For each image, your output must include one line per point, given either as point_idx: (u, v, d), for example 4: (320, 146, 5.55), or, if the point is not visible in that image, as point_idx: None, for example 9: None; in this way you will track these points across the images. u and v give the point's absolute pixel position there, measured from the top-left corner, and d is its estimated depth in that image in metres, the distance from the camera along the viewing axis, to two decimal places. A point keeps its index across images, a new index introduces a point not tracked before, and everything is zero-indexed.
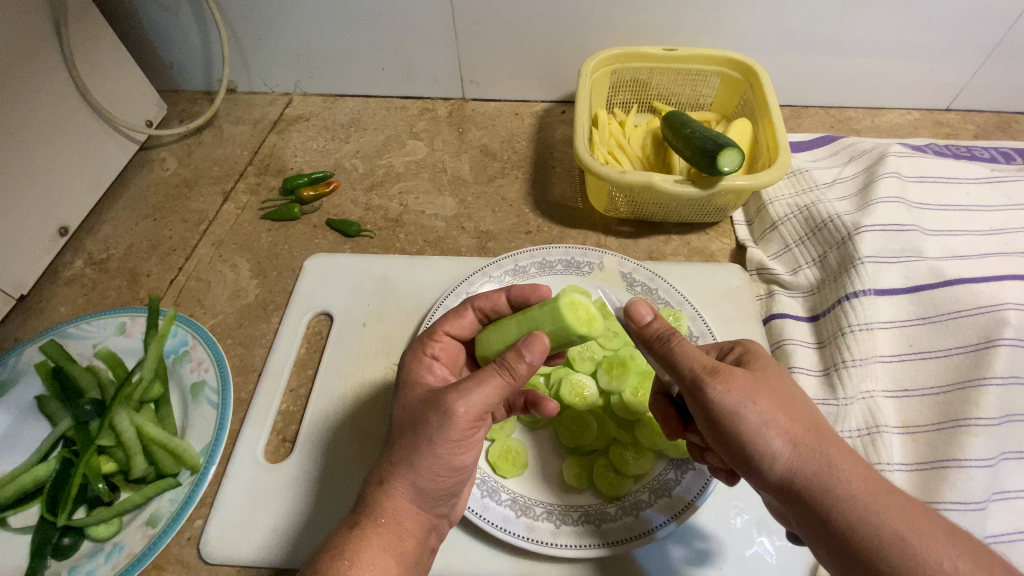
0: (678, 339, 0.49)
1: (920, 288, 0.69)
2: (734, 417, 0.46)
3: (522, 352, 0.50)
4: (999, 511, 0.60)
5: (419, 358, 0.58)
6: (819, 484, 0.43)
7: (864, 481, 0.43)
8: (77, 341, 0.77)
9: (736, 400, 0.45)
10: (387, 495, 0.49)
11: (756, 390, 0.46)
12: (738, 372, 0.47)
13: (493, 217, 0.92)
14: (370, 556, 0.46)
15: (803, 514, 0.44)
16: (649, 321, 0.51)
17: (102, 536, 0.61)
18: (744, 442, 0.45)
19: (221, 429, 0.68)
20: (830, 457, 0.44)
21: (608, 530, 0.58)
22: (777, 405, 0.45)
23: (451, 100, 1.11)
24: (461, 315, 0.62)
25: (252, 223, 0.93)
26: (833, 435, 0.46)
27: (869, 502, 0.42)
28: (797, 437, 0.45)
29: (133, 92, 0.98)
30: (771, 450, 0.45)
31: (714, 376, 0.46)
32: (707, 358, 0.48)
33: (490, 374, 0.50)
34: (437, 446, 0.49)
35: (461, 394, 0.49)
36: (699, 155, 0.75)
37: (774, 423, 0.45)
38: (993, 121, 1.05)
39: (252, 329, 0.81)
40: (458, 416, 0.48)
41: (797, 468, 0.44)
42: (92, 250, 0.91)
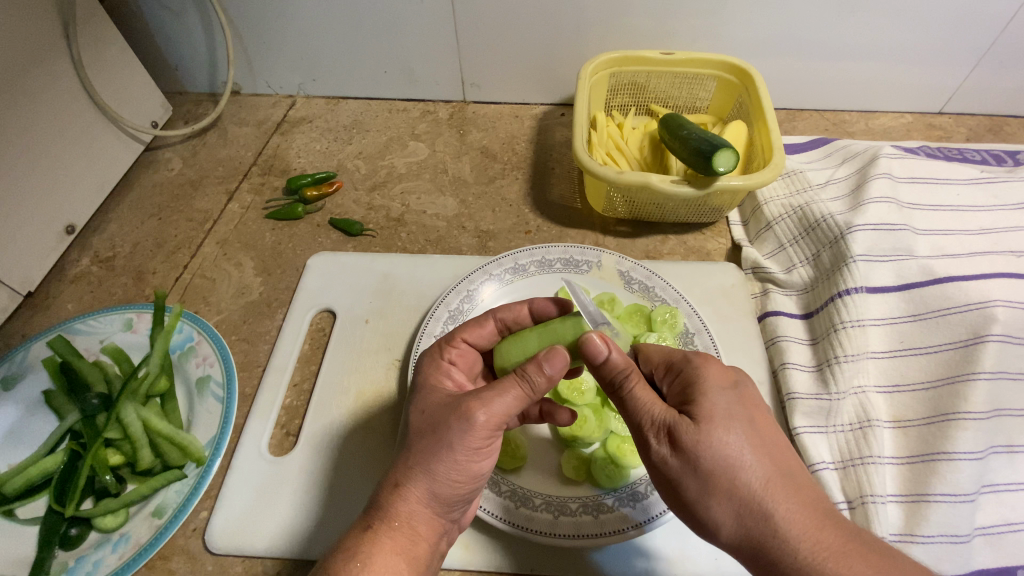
0: (634, 383, 0.50)
1: (910, 286, 0.70)
2: (681, 485, 0.48)
3: (544, 364, 0.51)
4: (988, 503, 0.61)
5: (438, 363, 0.59)
6: (766, 552, 0.45)
7: (812, 547, 0.43)
8: (84, 337, 0.78)
9: (679, 468, 0.48)
10: (402, 499, 0.50)
11: (698, 456, 0.47)
12: (679, 435, 0.47)
13: (493, 217, 0.94)
14: (382, 559, 0.47)
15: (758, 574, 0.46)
16: (605, 357, 0.51)
17: (110, 526, 0.62)
18: (693, 509, 0.48)
19: (226, 422, 0.69)
20: (776, 524, 0.44)
21: (607, 520, 0.59)
22: (720, 472, 0.46)
23: (452, 102, 1.13)
24: (482, 325, 0.62)
25: (256, 222, 0.95)
26: (783, 493, 0.45)
27: (816, 571, 0.43)
28: (742, 504, 0.46)
29: (140, 94, 1.00)
30: (717, 519, 0.47)
31: (661, 438, 0.49)
32: (655, 407, 0.49)
33: (511, 384, 0.51)
34: (457, 453, 0.50)
35: (482, 402, 0.50)
36: (695, 156, 0.77)
37: (717, 492, 0.46)
38: (985, 124, 1.07)
39: (256, 325, 0.82)
40: (479, 424, 0.50)
41: (745, 534, 0.46)
42: (99, 248, 0.93)
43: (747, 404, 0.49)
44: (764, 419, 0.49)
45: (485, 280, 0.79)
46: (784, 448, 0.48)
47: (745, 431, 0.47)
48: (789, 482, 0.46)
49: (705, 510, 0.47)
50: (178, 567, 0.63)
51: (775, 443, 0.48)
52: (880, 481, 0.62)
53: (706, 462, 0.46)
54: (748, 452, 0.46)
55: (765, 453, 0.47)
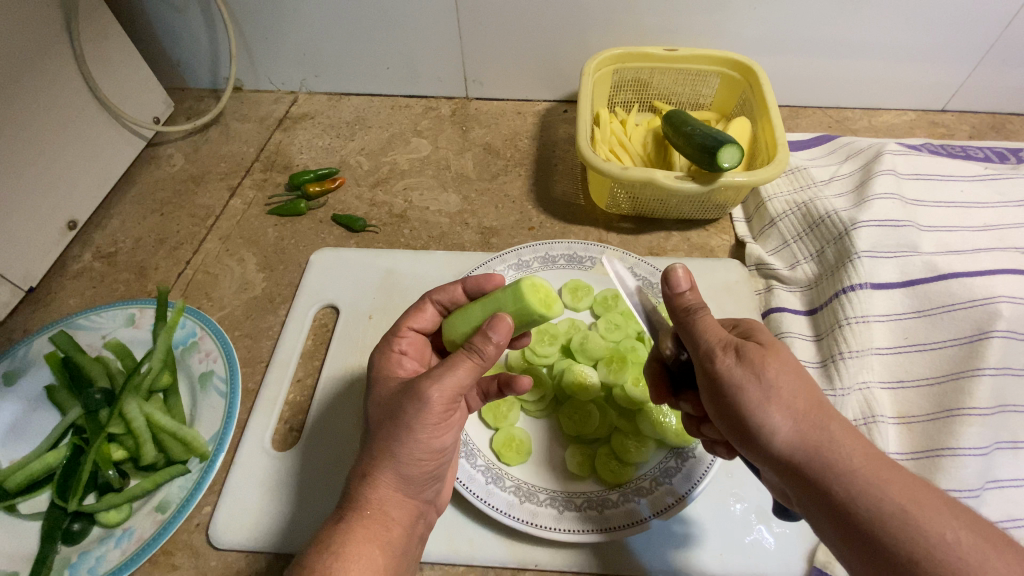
0: (705, 313, 0.50)
1: (914, 282, 0.70)
2: (740, 390, 0.46)
3: (489, 334, 0.50)
4: (993, 499, 0.61)
5: (387, 354, 0.59)
6: (819, 459, 0.42)
7: (866, 456, 0.42)
8: (87, 333, 0.78)
9: (743, 374, 0.46)
10: (370, 487, 0.50)
11: (764, 364, 0.46)
12: (752, 348, 0.47)
13: (496, 213, 0.94)
14: (355, 548, 0.46)
15: (801, 488, 0.44)
16: (683, 291, 0.52)
17: (113, 521, 0.62)
18: (747, 415, 0.45)
19: (230, 417, 0.69)
20: (832, 434, 0.43)
21: (612, 515, 0.59)
22: (784, 380, 0.45)
23: (454, 99, 1.13)
24: (423, 309, 0.63)
25: (258, 218, 0.95)
26: (838, 410, 0.45)
27: (871, 478, 0.41)
28: (800, 412, 0.44)
29: (142, 90, 1.00)
30: (773, 425, 0.44)
31: (727, 351, 0.47)
32: (726, 334, 0.49)
33: (459, 358, 0.50)
34: (417, 431, 0.49)
35: (432, 379, 0.49)
36: (700, 152, 0.77)
37: (777, 398, 0.44)
38: (988, 122, 1.07)
39: (259, 321, 0.82)
40: (433, 400, 0.49)
41: (800, 443, 0.44)
42: (101, 244, 0.93)
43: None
44: None
45: (463, 276, 0.79)
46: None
47: (807, 359, 0.48)
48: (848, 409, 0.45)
49: (761, 415, 0.45)
50: (182, 562, 0.63)
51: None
52: None
53: (771, 369, 0.45)
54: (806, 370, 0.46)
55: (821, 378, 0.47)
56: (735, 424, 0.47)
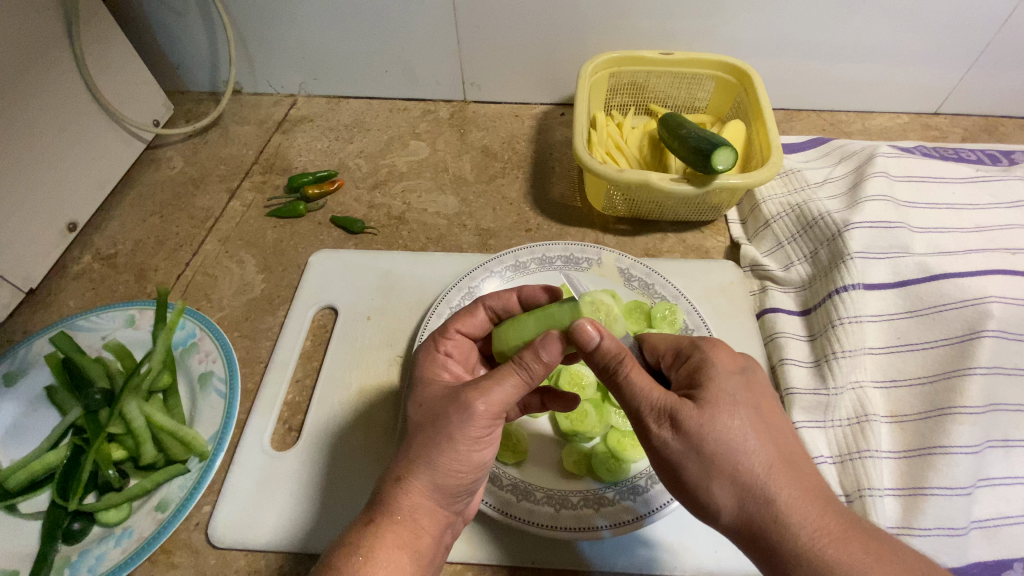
0: (628, 369, 0.50)
1: (907, 284, 0.71)
2: (683, 469, 0.48)
3: (540, 351, 0.51)
4: (985, 497, 0.62)
5: (432, 355, 0.60)
6: (764, 537, 0.45)
7: (805, 522, 0.45)
8: (86, 334, 0.78)
9: (680, 451, 0.48)
10: (404, 492, 0.50)
11: (702, 439, 0.47)
12: (679, 419, 0.48)
13: (493, 215, 0.95)
14: (384, 554, 0.47)
15: (755, 558, 0.47)
16: (597, 343, 0.51)
17: (112, 520, 0.63)
18: (694, 492, 0.48)
19: (229, 417, 0.70)
20: (778, 510, 0.45)
21: (607, 513, 0.60)
22: (721, 453, 0.46)
23: (452, 102, 1.14)
24: (473, 313, 0.63)
25: (258, 220, 0.95)
26: (785, 478, 0.46)
27: (814, 557, 0.43)
28: (745, 488, 0.46)
29: (142, 93, 1.01)
30: (719, 502, 0.47)
31: (658, 420, 0.49)
32: (654, 393, 0.50)
33: (508, 373, 0.52)
34: (458, 442, 0.50)
35: (480, 392, 0.51)
36: (695, 154, 0.77)
37: (720, 476, 0.47)
38: (980, 124, 1.08)
39: (258, 322, 0.82)
40: (478, 413, 0.50)
41: (745, 519, 0.46)
42: (101, 246, 0.93)
43: (754, 392, 0.50)
44: (770, 406, 0.50)
45: (461, 276, 0.80)
46: (788, 434, 0.49)
47: (748, 413, 0.48)
48: (791, 466, 0.47)
49: (708, 493, 0.47)
50: (181, 560, 0.63)
51: (778, 429, 0.48)
52: (876, 475, 0.62)
53: (707, 447, 0.47)
54: (752, 436, 0.47)
55: (768, 437, 0.47)
56: (685, 495, 0.50)
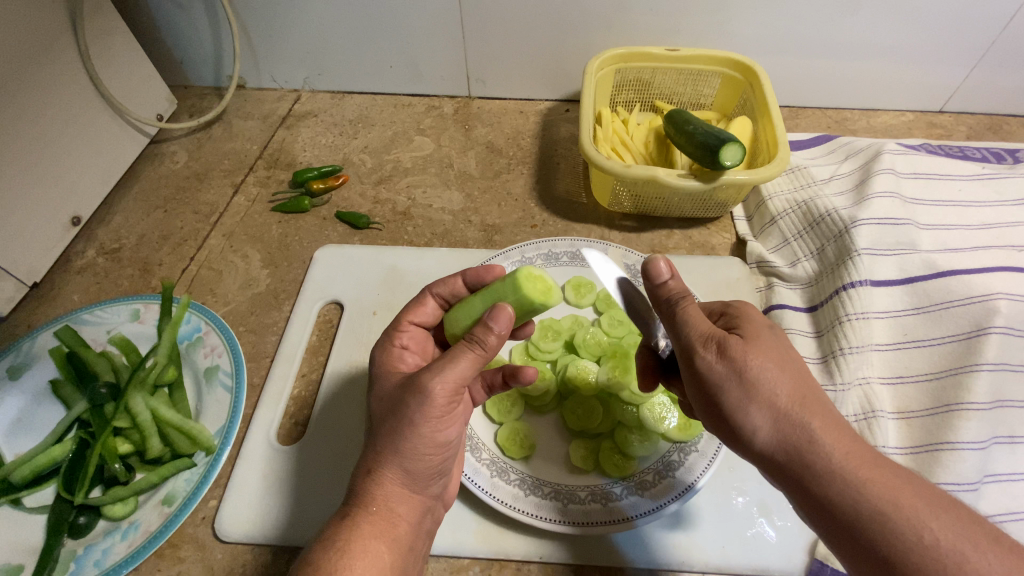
0: (688, 304, 0.51)
1: (914, 280, 0.71)
2: (723, 391, 0.48)
3: (489, 324, 0.51)
4: (991, 492, 0.62)
5: (389, 349, 0.60)
6: (802, 461, 0.45)
7: (843, 448, 0.44)
8: (91, 327, 0.78)
9: (723, 373, 0.48)
10: (376, 483, 0.50)
11: (741, 363, 0.47)
12: (725, 343, 0.48)
13: (499, 211, 0.94)
14: (360, 544, 0.47)
15: (790, 488, 0.46)
16: (666, 280, 0.52)
17: (119, 514, 0.62)
18: (730, 418, 0.48)
19: (235, 412, 0.69)
20: (814, 434, 0.45)
21: (616, 508, 0.60)
22: (762, 373, 0.47)
23: (457, 97, 1.14)
24: (423, 303, 0.64)
25: (262, 215, 0.95)
26: (818, 404, 0.46)
27: (849, 479, 0.43)
28: (783, 412, 0.46)
29: (144, 86, 1.00)
30: (757, 426, 0.47)
31: (706, 346, 0.49)
32: (705, 325, 0.50)
33: (461, 351, 0.51)
34: (420, 425, 0.49)
35: (434, 371, 0.50)
36: (702, 150, 0.77)
37: (758, 397, 0.46)
38: (985, 122, 1.09)
39: (263, 317, 0.82)
40: (435, 393, 0.49)
41: (782, 444, 0.46)
42: (104, 240, 0.93)
43: (790, 333, 0.51)
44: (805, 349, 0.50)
45: None
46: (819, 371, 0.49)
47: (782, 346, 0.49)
48: (826, 399, 0.47)
49: (745, 416, 0.47)
50: (188, 554, 0.63)
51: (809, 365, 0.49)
52: None
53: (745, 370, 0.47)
54: (790, 363, 0.48)
55: (802, 369, 0.48)
56: (723, 423, 0.49)
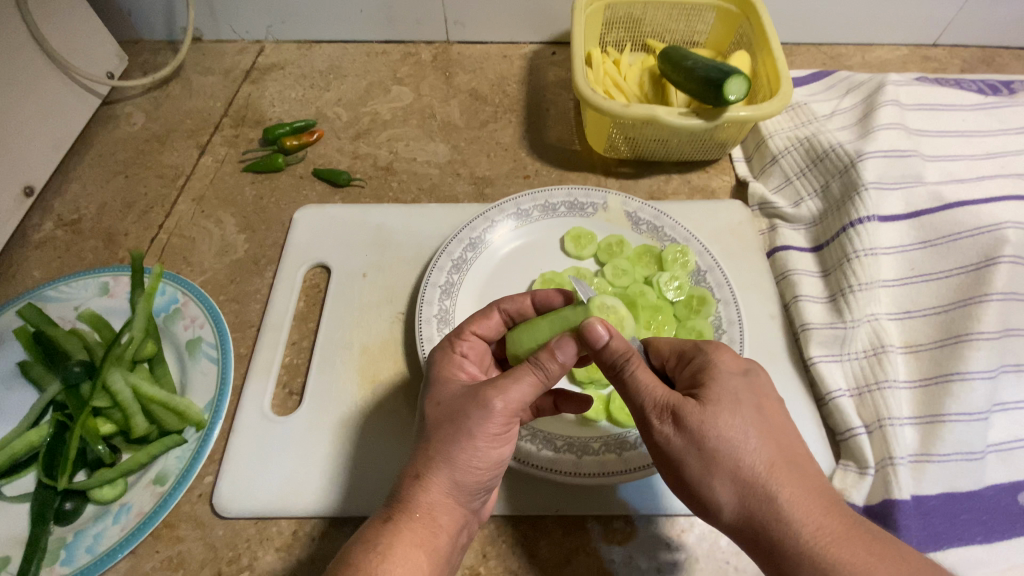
0: (635, 367, 0.48)
1: (920, 214, 0.70)
2: (684, 465, 0.47)
3: (556, 351, 0.49)
4: (999, 421, 0.62)
5: (449, 355, 0.55)
6: (767, 536, 0.44)
7: (810, 522, 0.43)
8: (57, 305, 0.72)
9: (682, 446, 0.46)
10: (423, 489, 0.48)
11: (703, 437, 0.46)
12: (682, 415, 0.46)
13: (488, 162, 0.89)
14: (402, 553, 0.44)
15: (757, 560, 0.45)
16: (605, 342, 0.49)
17: (108, 498, 0.59)
18: (694, 489, 0.47)
19: (224, 383, 0.65)
20: (779, 508, 0.43)
21: (630, 457, 0.58)
22: (722, 449, 0.45)
23: (435, 43, 1.06)
24: (489, 315, 0.59)
25: (233, 176, 0.88)
26: (788, 476, 0.44)
27: (817, 559, 0.41)
28: (747, 486, 0.44)
29: (91, 40, 0.91)
30: (720, 500, 0.45)
31: (662, 417, 0.47)
32: (657, 390, 0.48)
33: (525, 371, 0.49)
34: (477, 438, 0.48)
35: (498, 389, 0.49)
36: (704, 85, 0.73)
37: (720, 472, 0.45)
38: (977, 55, 1.06)
39: (245, 284, 0.77)
40: (495, 411, 0.48)
41: (746, 517, 0.45)
42: (62, 211, 0.85)
43: (757, 391, 0.48)
44: (775, 408, 0.48)
45: (461, 226, 0.75)
46: (792, 435, 0.47)
47: (747, 410, 0.47)
48: (795, 468, 0.45)
49: (708, 490, 0.46)
50: (187, 533, 0.60)
51: (781, 427, 0.47)
52: (896, 405, 0.61)
53: (707, 443, 0.45)
54: (754, 432, 0.45)
55: (770, 439, 0.46)
56: (687, 493, 0.48)
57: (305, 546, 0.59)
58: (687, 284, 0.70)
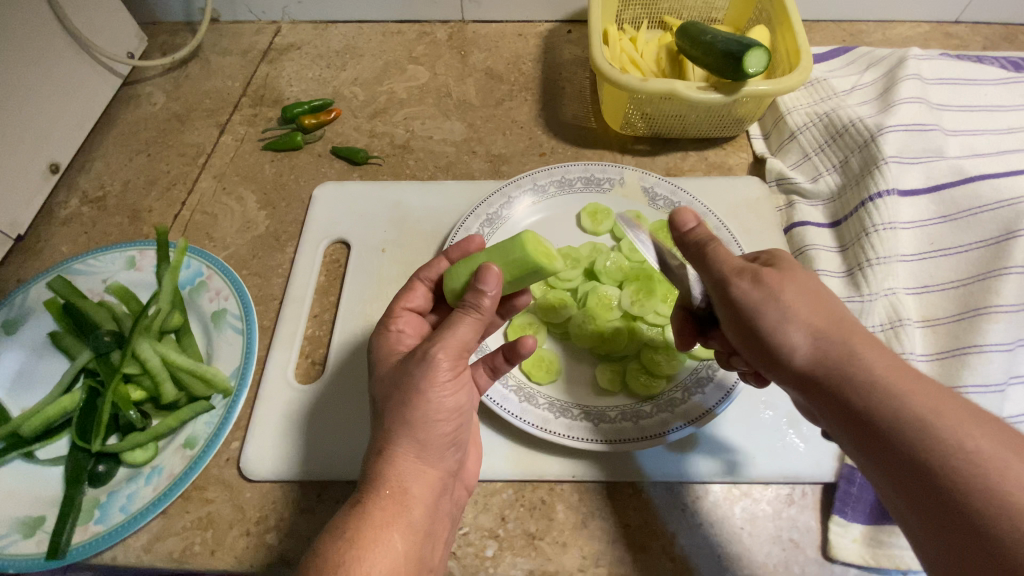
0: (716, 243, 0.49)
1: (940, 188, 0.70)
2: (756, 314, 0.46)
3: (479, 288, 0.50)
4: (1018, 394, 0.61)
5: (384, 334, 0.57)
6: (840, 380, 0.42)
7: (888, 367, 0.41)
8: (86, 278, 0.74)
9: (759, 297, 0.45)
10: (388, 462, 0.48)
11: (781, 288, 0.45)
12: (760, 273, 0.46)
13: (504, 140, 0.90)
14: (372, 534, 0.44)
15: (828, 412, 0.43)
16: (693, 227, 0.51)
17: (140, 460, 0.61)
18: (764, 338, 0.46)
19: (250, 352, 0.67)
20: (854, 352, 0.42)
21: (647, 425, 0.59)
22: (798, 298, 0.45)
23: (450, 22, 1.06)
24: (412, 289, 0.61)
25: (253, 154, 0.89)
26: (860, 328, 0.43)
27: (893, 397, 0.40)
28: (822, 331, 0.44)
29: (112, 21, 0.92)
30: (793, 346, 0.44)
31: (741, 275, 0.47)
32: (735, 259, 0.48)
33: (457, 317, 0.50)
34: (426, 391, 0.49)
35: (436, 339, 0.49)
36: (723, 59, 0.72)
37: (796, 318, 0.44)
38: (1001, 32, 1.04)
39: (266, 259, 0.78)
40: (439, 359, 0.49)
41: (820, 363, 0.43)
42: (87, 188, 0.87)
43: None
44: None
45: (478, 203, 0.76)
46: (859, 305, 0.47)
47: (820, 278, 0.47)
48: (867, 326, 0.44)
49: (781, 336, 0.45)
50: (216, 495, 0.62)
51: None
52: None
53: (789, 292, 0.45)
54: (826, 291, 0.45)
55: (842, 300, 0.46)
56: (756, 346, 0.47)
57: (329, 508, 0.60)
58: None
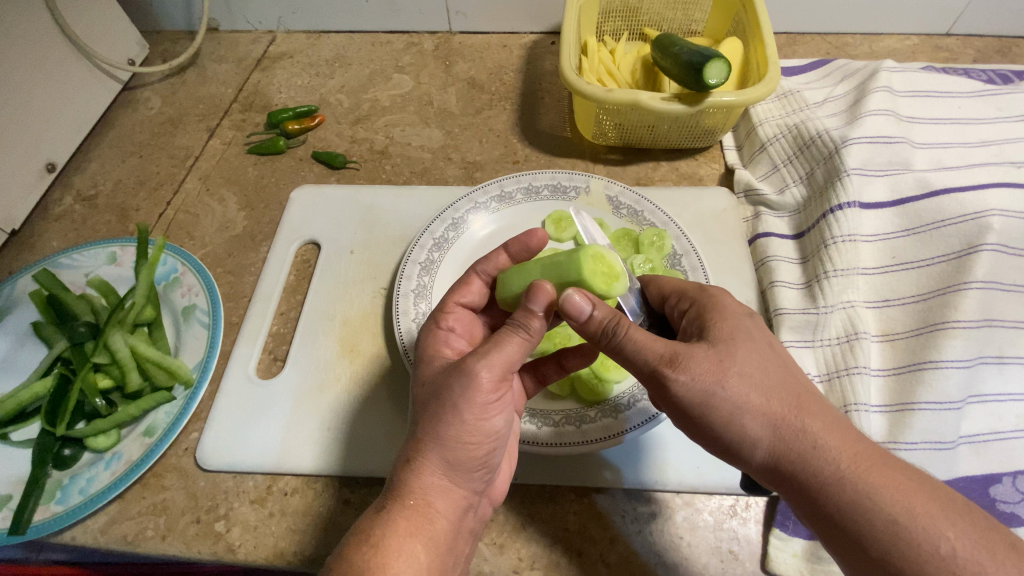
0: (625, 330, 0.47)
1: (904, 201, 0.69)
2: (708, 409, 0.45)
3: (530, 306, 0.49)
4: (977, 412, 0.60)
5: (433, 332, 0.56)
6: (804, 471, 0.43)
7: (850, 455, 0.42)
8: (69, 271, 0.78)
9: (704, 390, 0.44)
10: (415, 474, 0.47)
11: (726, 373, 0.45)
12: (697, 360, 0.45)
13: (480, 147, 0.92)
14: (395, 545, 0.44)
15: (792, 500, 0.45)
16: (589, 313, 0.48)
17: (102, 446, 0.63)
18: (720, 433, 0.45)
19: (213, 346, 0.69)
20: (812, 441, 0.43)
21: (588, 430, 0.59)
22: (744, 384, 0.44)
23: (438, 33, 1.09)
24: (468, 284, 0.61)
25: (238, 158, 0.93)
26: (813, 410, 0.44)
27: (857, 488, 0.41)
28: (777, 419, 0.44)
29: (114, 30, 0.97)
30: (752, 439, 0.44)
31: (674, 367, 0.45)
32: (656, 343, 0.46)
33: (507, 335, 0.49)
34: (463, 411, 0.47)
35: (482, 357, 0.48)
36: (686, 70, 0.73)
37: (751, 409, 0.44)
38: (993, 45, 1.02)
39: (241, 258, 0.81)
40: (482, 379, 0.48)
41: (779, 454, 0.44)
42: (81, 187, 0.91)
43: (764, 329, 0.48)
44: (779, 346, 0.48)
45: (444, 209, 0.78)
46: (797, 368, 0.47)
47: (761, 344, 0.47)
48: (816, 398, 0.45)
49: (738, 431, 0.44)
50: (171, 483, 0.64)
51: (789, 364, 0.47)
52: (864, 391, 0.61)
53: (735, 378, 0.44)
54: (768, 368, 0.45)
55: (790, 369, 0.46)
56: (712, 441, 0.46)
57: (278, 500, 0.62)
58: (661, 267, 0.71)
